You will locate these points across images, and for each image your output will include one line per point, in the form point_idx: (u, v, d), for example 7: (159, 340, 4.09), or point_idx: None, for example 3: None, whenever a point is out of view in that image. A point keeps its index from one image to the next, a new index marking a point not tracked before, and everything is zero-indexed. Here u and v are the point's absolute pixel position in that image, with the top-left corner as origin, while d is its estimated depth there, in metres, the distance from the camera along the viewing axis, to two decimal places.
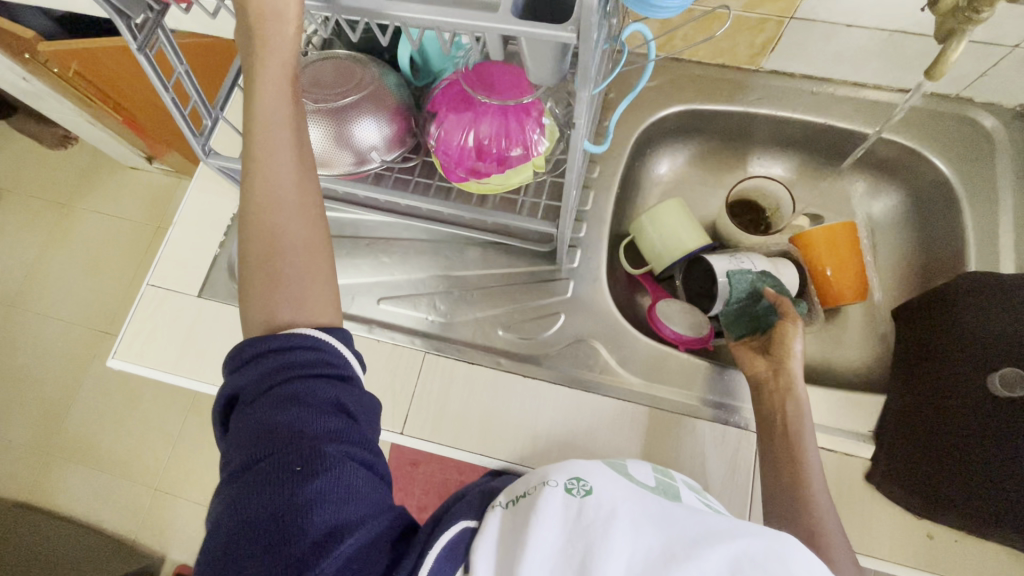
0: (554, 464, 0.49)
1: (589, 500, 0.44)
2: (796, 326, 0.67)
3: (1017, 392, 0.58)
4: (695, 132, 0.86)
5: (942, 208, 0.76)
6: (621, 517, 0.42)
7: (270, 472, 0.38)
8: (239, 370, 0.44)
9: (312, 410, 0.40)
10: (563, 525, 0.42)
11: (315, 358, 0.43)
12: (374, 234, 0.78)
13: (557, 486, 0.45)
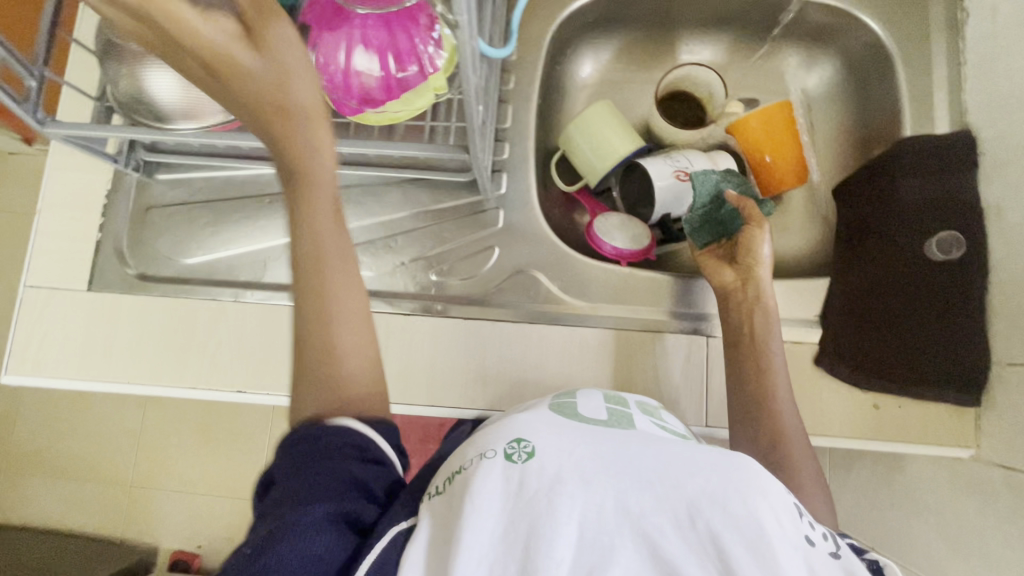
0: (491, 428, 0.41)
1: (532, 466, 0.37)
2: (764, 234, 0.63)
3: (954, 254, 0.62)
4: (615, 22, 0.77)
5: (877, 72, 0.72)
6: (565, 483, 0.35)
7: (259, 533, 0.37)
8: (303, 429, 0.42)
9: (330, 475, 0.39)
10: (502, 503, 0.35)
11: (346, 446, 0.41)
12: (276, 190, 0.70)
13: (495, 458, 0.38)
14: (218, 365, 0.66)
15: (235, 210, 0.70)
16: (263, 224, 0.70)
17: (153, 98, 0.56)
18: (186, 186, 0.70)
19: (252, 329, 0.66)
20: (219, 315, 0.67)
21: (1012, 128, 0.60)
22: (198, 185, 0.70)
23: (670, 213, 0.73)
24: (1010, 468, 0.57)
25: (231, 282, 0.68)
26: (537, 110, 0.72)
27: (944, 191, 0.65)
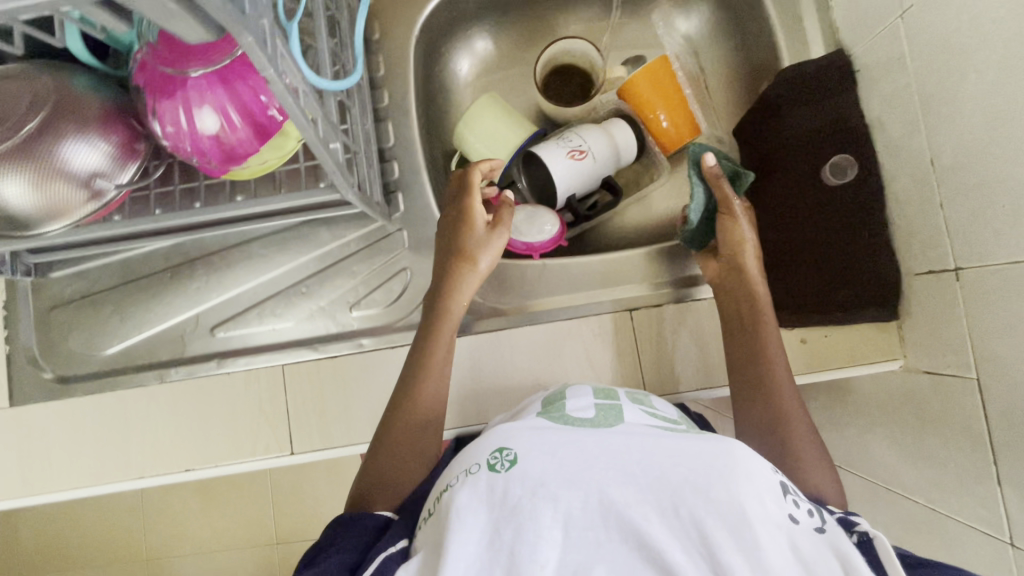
0: (477, 440, 0.46)
1: (515, 472, 0.41)
2: (742, 224, 0.64)
3: (848, 176, 0.62)
4: (480, 12, 0.74)
5: (747, 7, 0.71)
6: (549, 482, 0.40)
7: None
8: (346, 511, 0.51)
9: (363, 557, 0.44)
10: (488, 510, 0.40)
11: (367, 527, 0.48)
12: (175, 261, 0.68)
13: (480, 470, 0.42)
14: (158, 450, 0.65)
15: (139, 292, 0.68)
16: (170, 299, 0.68)
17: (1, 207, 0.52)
18: (84, 277, 0.68)
19: (183, 407, 0.65)
20: (147, 400, 0.65)
21: (878, 41, 0.59)
22: (95, 273, 0.68)
23: (575, 193, 0.71)
24: (933, 374, 0.58)
25: (153, 364, 0.67)
26: (419, 120, 0.70)
27: (831, 115, 0.64)
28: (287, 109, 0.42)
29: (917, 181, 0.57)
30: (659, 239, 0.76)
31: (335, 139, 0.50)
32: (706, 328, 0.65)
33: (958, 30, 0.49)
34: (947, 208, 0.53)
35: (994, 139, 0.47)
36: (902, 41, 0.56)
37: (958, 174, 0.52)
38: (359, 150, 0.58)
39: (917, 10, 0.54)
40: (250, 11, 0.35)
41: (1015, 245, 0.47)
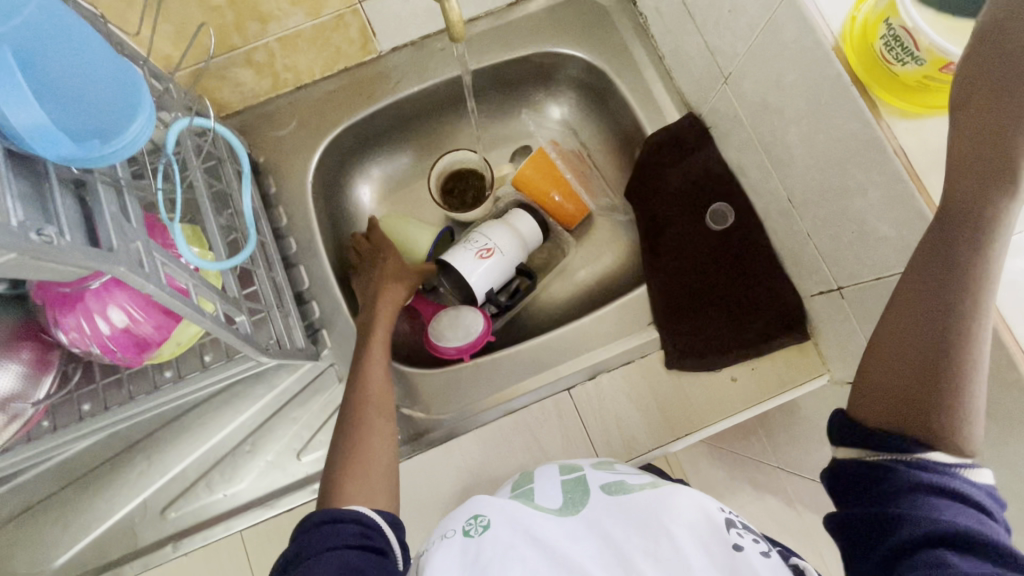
0: (456, 511, 0.51)
1: (487, 535, 0.46)
2: None
3: (728, 220, 0.69)
4: (368, 143, 0.80)
5: (605, 88, 0.79)
6: (516, 543, 0.44)
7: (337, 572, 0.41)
8: (319, 510, 0.48)
9: (338, 567, 0.41)
10: (461, 570, 0.44)
11: (353, 534, 0.45)
12: (114, 450, 0.68)
13: (455, 535, 0.47)
14: None
15: (79, 492, 0.66)
16: (113, 491, 0.66)
17: None
18: (18, 491, 0.67)
19: None
20: None
21: (716, 102, 0.66)
22: (28, 484, 0.67)
23: (493, 287, 0.75)
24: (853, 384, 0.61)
25: (104, 564, 0.64)
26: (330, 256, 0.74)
27: (698, 169, 0.70)
28: (180, 310, 0.44)
29: (783, 216, 0.62)
30: (584, 307, 0.80)
31: (240, 313, 0.54)
32: (642, 390, 0.67)
33: (770, 91, 0.56)
34: (813, 237, 0.58)
35: (828, 176, 0.53)
36: (734, 101, 0.63)
37: (811, 207, 0.57)
38: (270, 307, 0.61)
39: (735, 76, 0.61)
40: (118, 244, 0.38)
41: (874, 264, 0.51)
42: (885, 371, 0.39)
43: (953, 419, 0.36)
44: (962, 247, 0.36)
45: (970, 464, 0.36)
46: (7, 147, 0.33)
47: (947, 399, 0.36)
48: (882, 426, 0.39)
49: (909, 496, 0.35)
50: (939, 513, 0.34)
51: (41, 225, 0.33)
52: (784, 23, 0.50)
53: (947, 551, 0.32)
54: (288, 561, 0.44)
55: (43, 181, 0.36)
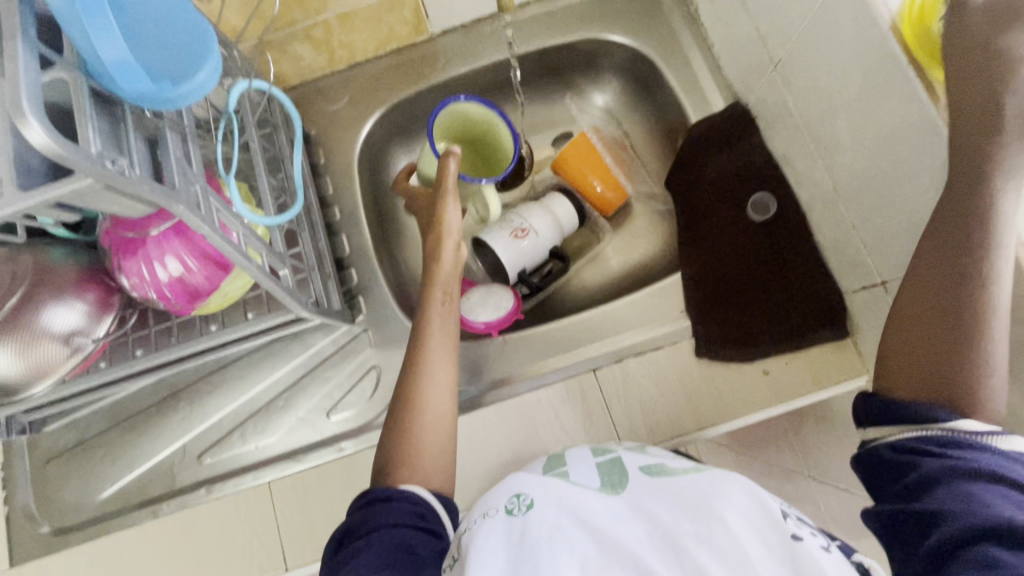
0: (493, 492, 0.52)
1: (531, 514, 0.47)
2: None
3: (770, 212, 0.67)
4: (414, 122, 0.82)
5: (650, 77, 0.79)
6: (562, 524, 0.46)
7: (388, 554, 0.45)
8: (378, 486, 0.51)
9: (390, 546, 0.45)
10: (508, 550, 0.45)
11: (407, 513, 0.49)
12: (160, 396, 0.72)
13: (499, 513, 0.49)
14: None
15: (127, 431, 0.71)
16: (157, 433, 0.71)
17: None
18: (73, 427, 0.72)
19: (177, 539, 0.66)
20: (142, 540, 0.66)
21: (764, 91, 0.65)
22: (83, 420, 0.72)
23: (525, 268, 0.76)
24: None
25: (145, 501, 0.68)
26: (370, 227, 0.76)
27: (742, 160, 0.69)
28: (230, 256, 0.47)
29: (828, 208, 0.60)
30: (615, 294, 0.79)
31: (283, 268, 0.57)
32: (669, 377, 0.66)
33: (821, 76, 0.54)
34: (859, 229, 0.56)
35: (877, 164, 0.51)
36: (782, 89, 0.61)
37: (857, 197, 0.55)
38: (311, 268, 0.64)
39: (785, 62, 0.60)
40: (180, 185, 0.41)
41: None
42: (906, 344, 0.43)
43: (969, 384, 0.39)
44: (980, 214, 0.40)
45: (1001, 431, 0.38)
46: (91, 87, 0.37)
47: (962, 363, 0.40)
48: (904, 395, 0.42)
49: (949, 488, 0.37)
50: (981, 507, 0.35)
51: (115, 157, 0.36)
52: (838, 5, 0.49)
53: (986, 543, 0.34)
54: (349, 533, 0.48)
55: (119, 122, 0.39)
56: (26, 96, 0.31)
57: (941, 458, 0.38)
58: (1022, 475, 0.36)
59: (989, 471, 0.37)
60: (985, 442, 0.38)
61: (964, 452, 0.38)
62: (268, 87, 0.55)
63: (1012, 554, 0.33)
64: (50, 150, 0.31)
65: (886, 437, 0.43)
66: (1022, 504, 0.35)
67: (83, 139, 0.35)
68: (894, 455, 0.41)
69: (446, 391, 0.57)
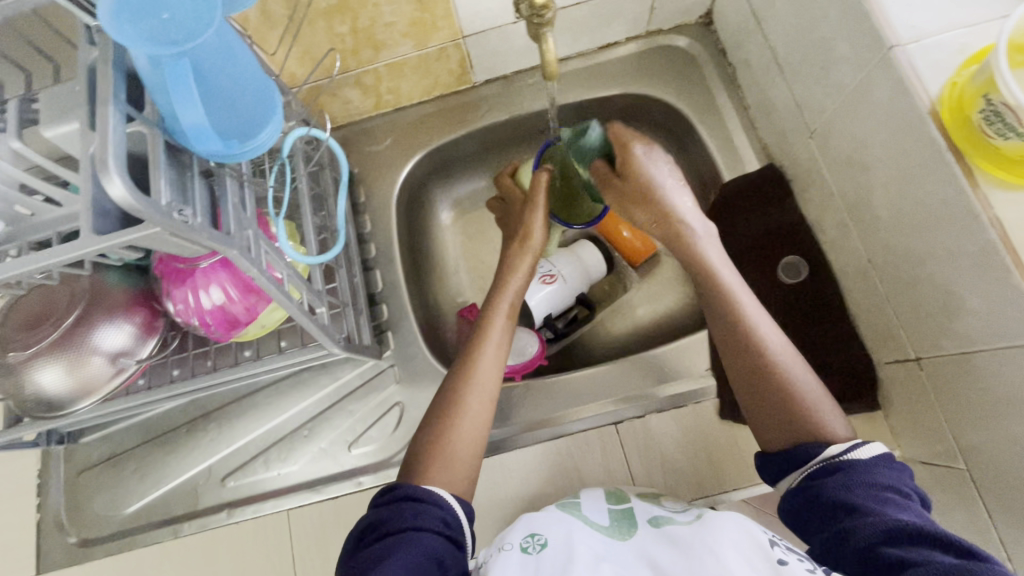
0: (509, 527, 0.53)
1: (546, 553, 0.48)
2: None
3: (802, 275, 0.66)
4: (452, 164, 0.85)
5: (685, 133, 0.80)
6: (576, 559, 0.46)
7: (413, 559, 0.44)
8: (406, 483, 0.51)
9: (420, 553, 0.45)
10: None
11: (436, 518, 0.49)
12: (190, 416, 0.74)
13: (513, 549, 0.49)
14: None
15: (157, 449, 0.73)
16: (184, 452, 0.73)
17: (42, 390, 0.59)
18: (107, 439, 0.74)
19: (194, 560, 0.68)
20: (162, 558, 0.68)
21: (799, 155, 0.66)
22: (117, 434, 0.74)
23: (551, 312, 0.77)
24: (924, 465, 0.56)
25: (168, 518, 0.70)
26: (404, 264, 0.78)
27: (775, 220, 0.70)
28: (274, 296, 0.50)
29: (861, 277, 0.60)
30: (640, 344, 0.79)
31: (320, 305, 0.59)
32: (690, 435, 0.66)
33: (857, 148, 0.55)
34: (893, 301, 0.55)
35: (913, 240, 0.51)
36: (818, 156, 0.62)
37: (892, 270, 0.55)
38: (346, 304, 0.66)
39: (822, 131, 0.60)
40: (235, 231, 0.44)
41: (960, 337, 0.48)
42: (764, 403, 0.51)
43: (817, 417, 0.49)
44: (726, 291, 0.55)
45: (860, 445, 0.47)
46: (166, 141, 0.40)
47: (804, 402, 0.50)
48: (782, 445, 0.50)
49: (852, 505, 0.43)
50: (880, 514, 0.42)
51: (182, 207, 0.39)
52: (877, 84, 0.50)
53: (894, 548, 0.40)
54: (373, 529, 0.49)
55: (186, 171, 0.42)
56: (112, 156, 0.34)
57: (840, 479, 0.45)
58: (894, 483, 0.44)
59: (875, 483, 0.44)
60: (861, 458, 0.46)
61: (854, 470, 0.45)
62: (324, 136, 0.58)
63: (915, 552, 0.39)
64: (127, 204, 0.34)
65: (793, 477, 0.48)
66: (907, 510, 0.42)
67: (155, 192, 0.38)
68: (801, 484, 0.47)
69: (483, 419, 0.56)
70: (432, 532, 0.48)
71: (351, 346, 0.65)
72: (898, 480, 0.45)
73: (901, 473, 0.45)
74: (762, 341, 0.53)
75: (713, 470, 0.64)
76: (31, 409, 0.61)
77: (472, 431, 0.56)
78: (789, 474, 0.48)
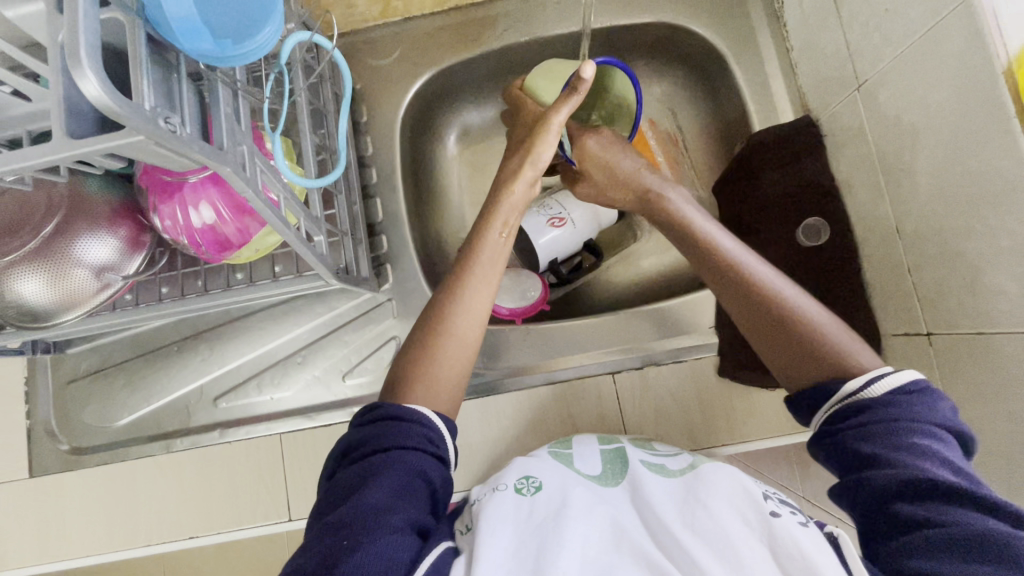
0: (505, 470, 0.54)
1: (540, 495, 0.49)
2: None
3: (823, 239, 0.63)
4: (464, 88, 0.79)
5: (718, 73, 0.74)
6: (569, 503, 0.46)
7: (390, 483, 0.43)
8: (388, 404, 0.49)
9: (406, 474, 0.44)
10: (514, 521, 0.46)
11: (420, 438, 0.47)
12: (179, 335, 0.72)
13: (507, 490, 0.50)
14: (164, 518, 0.68)
15: (147, 365, 0.72)
16: (175, 371, 0.72)
17: (23, 300, 0.57)
18: (94, 351, 0.73)
19: (185, 475, 0.69)
20: (154, 471, 0.69)
21: (839, 109, 0.61)
22: (104, 347, 0.73)
23: (557, 257, 0.74)
24: None
25: (159, 433, 0.71)
26: (406, 194, 0.74)
27: (803, 177, 0.66)
28: (269, 221, 0.46)
29: (885, 246, 0.57)
30: (643, 295, 0.78)
31: (318, 234, 0.56)
32: (687, 389, 0.66)
33: (910, 107, 0.50)
34: (915, 274, 0.53)
35: (952, 212, 0.48)
36: (861, 111, 0.57)
37: (921, 242, 0.52)
38: (344, 233, 0.63)
39: (870, 83, 0.55)
40: (228, 145, 0.40)
41: (982, 318, 0.47)
42: (776, 347, 0.48)
43: (823, 336, 0.47)
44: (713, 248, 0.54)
45: (885, 374, 0.43)
46: (148, 34, 0.35)
47: (806, 325, 0.48)
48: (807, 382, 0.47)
49: (871, 454, 0.41)
50: (900, 467, 0.39)
51: (169, 114, 0.35)
52: (950, 35, 0.45)
53: (909, 503, 0.38)
54: (356, 448, 0.47)
55: (172, 72, 0.37)
56: (85, 45, 0.29)
57: (862, 427, 0.42)
58: (920, 423, 0.41)
59: (901, 431, 0.41)
60: (880, 395, 0.43)
61: (875, 416, 0.42)
62: (328, 46, 0.52)
63: (934, 511, 0.37)
64: (104, 107, 0.30)
65: (818, 418, 0.46)
66: (934, 459, 0.39)
67: (137, 94, 0.33)
68: (823, 428, 0.45)
69: (465, 364, 0.53)
70: (415, 452, 0.46)
71: (350, 278, 0.63)
72: (926, 419, 0.41)
73: (931, 408, 0.42)
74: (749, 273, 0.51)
75: (705, 425, 0.65)
76: (16, 320, 0.58)
77: (453, 371, 0.52)
78: (817, 412, 0.45)
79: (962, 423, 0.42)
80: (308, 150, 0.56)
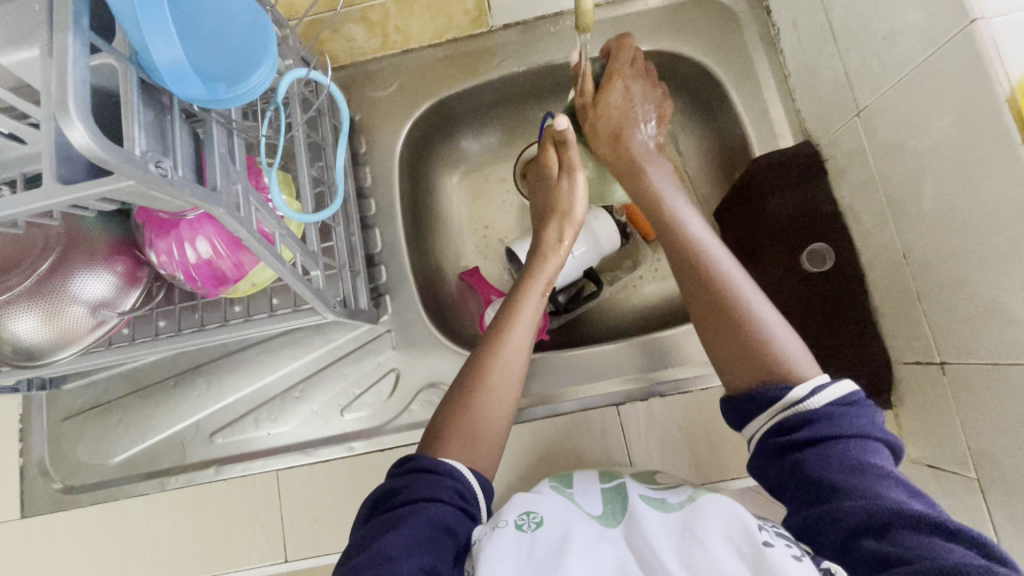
0: (504, 504, 0.51)
1: (541, 532, 0.47)
2: None
3: (827, 263, 0.62)
4: (462, 117, 0.79)
5: (716, 99, 0.74)
6: (572, 539, 0.46)
7: (418, 533, 0.43)
8: (423, 456, 0.50)
9: (427, 525, 0.44)
10: (515, 561, 0.44)
11: (449, 489, 0.47)
12: (174, 368, 0.71)
13: (507, 525, 0.47)
14: (157, 558, 0.66)
15: (142, 400, 0.71)
16: (171, 406, 0.70)
17: (14, 342, 0.55)
18: (89, 386, 0.72)
19: (180, 513, 0.67)
20: (147, 510, 0.67)
21: (840, 134, 0.60)
22: (99, 381, 0.72)
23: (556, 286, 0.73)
24: (930, 468, 0.55)
25: (153, 471, 0.69)
26: (405, 222, 0.74)
27: (806, 202, 0.65)
28: (264, 258, 0.45)
29: (892, 272, 0.56)
30: (646, 322, 0.76)
31: (315, 268, 0.55)
32: (694, 421, 0.64)
33: (912, 133, 0.50)
34: (925, 301, 0.52)
35: (961, 241, 0.47)
36: (861, 137, 0.57)
37: (929, 270, 0.51)
38: (342, 265, 0.63)
39: (869, 110, 0.55)
40: (222, 186, 0.39)
41: (997, 348, 0.45)
42: (718, 342, 0.50)
43: (771, 344, 0.48)
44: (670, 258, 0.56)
45: (829, 382, 0.45)
46: (141, 79, 0.35)
47: (755, 331, 0.48)
48: (748, 386, 0.47)
49: (831, 484, 0.41)
50: (863, 497, 0.39)
51: (159, 159, 0.34)
52: (949, 61, 0.45)
53: (875, 539, 0.38)
54: (388, 496, 0.48)
55: (165, 115, 0.36)
56: (74, 96, 0.29)
57: (819, 450, 0.42)
58: (864, 437, 0.43)
59: (855, 451, 0.42)
60: (822, 407, 0.44)
61: (826, 429, 0.43)
62: (326, 81, 0.52)
63: (902, 544, 0.36)
64: (92, 155, 0.29)
65: (758, 430, 0.46)
66: (887, 481, 0.40)
67: (129, 140, 0.33)
68: (771, 440, 0.45)
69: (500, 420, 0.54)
70: (441, 503, 0.46)
71: (348, 309, 0.62)
72: (866, 434, 0.43)
73: (871, 423, 0.44)
74: (715, 275, 0.52)
75: (713, 457, 0.63)
76: (7, 358, 0.57)
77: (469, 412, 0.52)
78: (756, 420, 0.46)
79: (891, 432, 0.44)
80: (308, 185, 0.56)
